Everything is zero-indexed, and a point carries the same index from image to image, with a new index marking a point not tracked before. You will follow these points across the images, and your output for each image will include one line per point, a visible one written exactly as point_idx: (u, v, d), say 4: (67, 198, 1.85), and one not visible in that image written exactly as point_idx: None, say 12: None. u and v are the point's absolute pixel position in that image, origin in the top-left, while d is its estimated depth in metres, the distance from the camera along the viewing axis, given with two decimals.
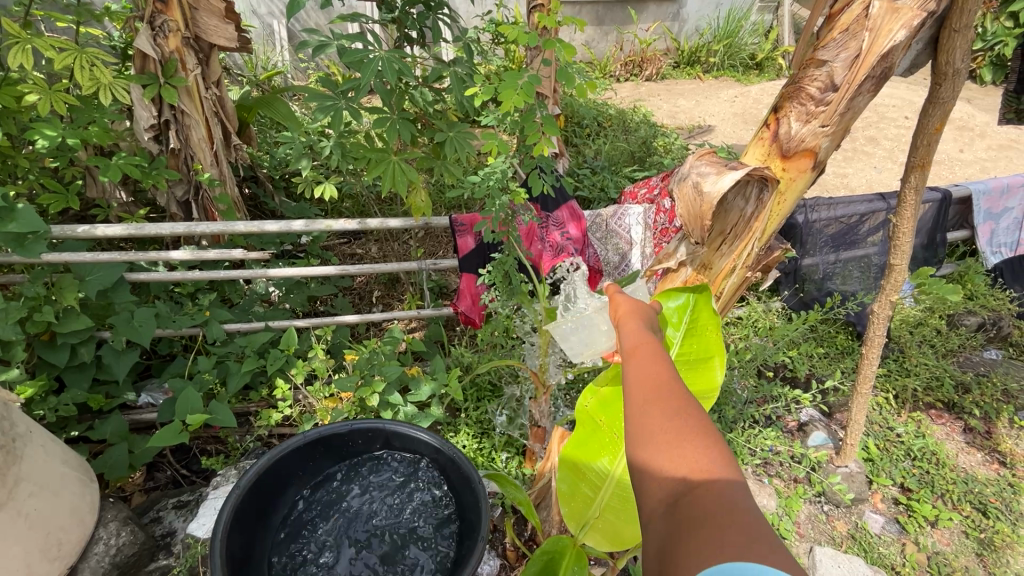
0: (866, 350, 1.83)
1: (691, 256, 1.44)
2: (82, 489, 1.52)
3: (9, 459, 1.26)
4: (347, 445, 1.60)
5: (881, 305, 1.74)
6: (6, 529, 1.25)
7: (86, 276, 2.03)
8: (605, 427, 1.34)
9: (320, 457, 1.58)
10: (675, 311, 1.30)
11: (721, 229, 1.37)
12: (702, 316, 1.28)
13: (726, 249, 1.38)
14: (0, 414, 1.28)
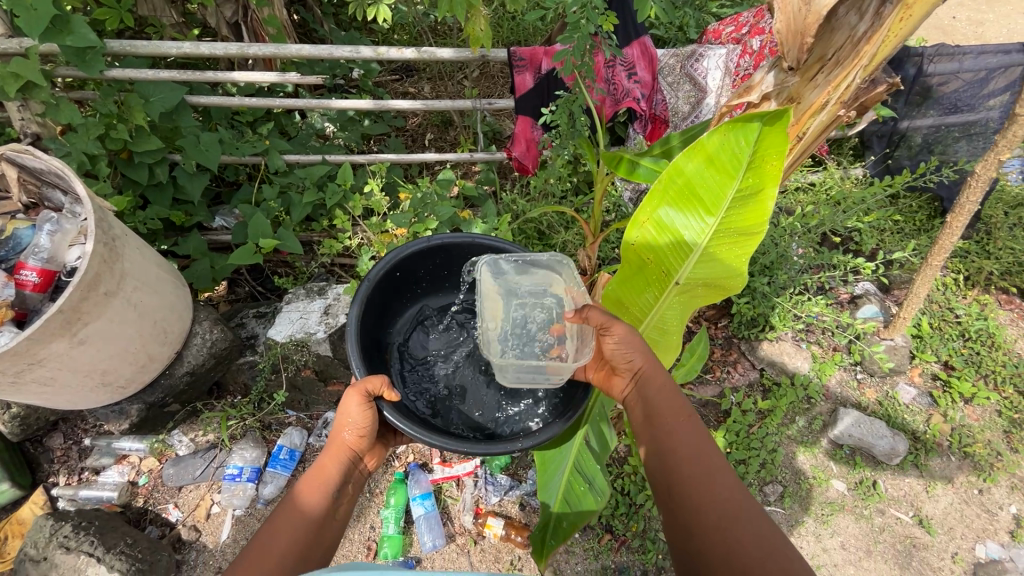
0: (949, 220, 1.64)
1: (778, 87, 1.16)
2: (178, 291, 1.73)
3: (113, 255, 1.40)
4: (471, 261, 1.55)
5: (984, 166, 1.50)
6: (121, 313, 1.45)
7: (150, 97, 2.06)
8: (651, 264, 1.10)
9: (443, 271, 1.58)
10: (737, 134, 0.97)
11: (822, 53, 1.07)
12: (771, 145, 0.94)
13: (822, 78, 1.08)
14: (98, 217, 1.40)
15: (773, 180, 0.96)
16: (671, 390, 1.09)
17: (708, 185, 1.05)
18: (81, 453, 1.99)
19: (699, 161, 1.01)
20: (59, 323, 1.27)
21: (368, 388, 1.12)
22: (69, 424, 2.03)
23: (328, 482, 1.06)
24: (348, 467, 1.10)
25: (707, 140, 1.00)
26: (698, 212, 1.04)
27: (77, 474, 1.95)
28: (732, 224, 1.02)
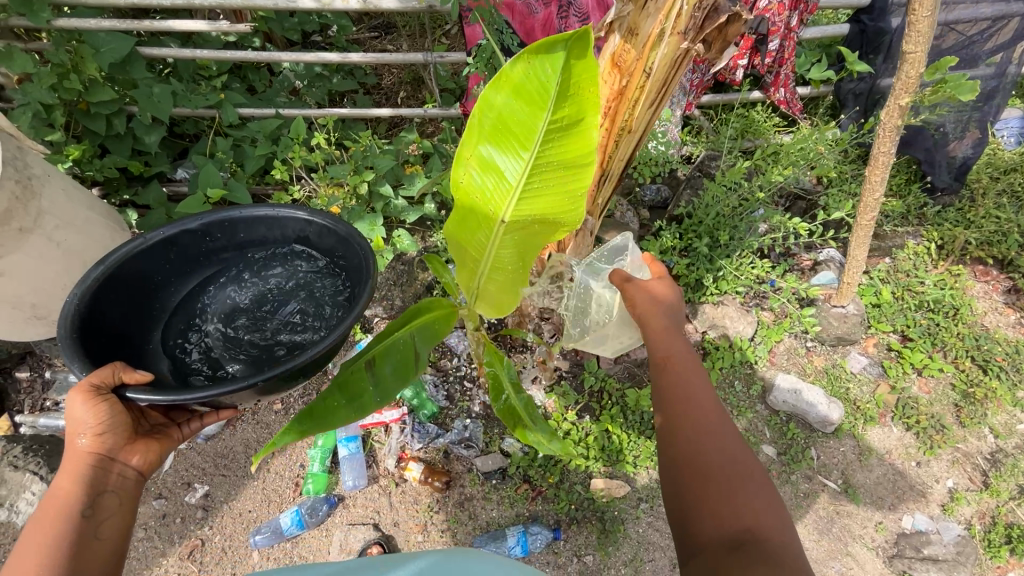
0: (868, 171, 1.74)
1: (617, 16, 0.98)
2: (113, 233, 1.81)
3: (28, 193, 1.48)
4: (211, 244, 1.48)
5: (886, 115, 1.59)
6: (42, 249, 1.54)
7: (100, 47, 2.11)
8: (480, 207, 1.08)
9: (191, 260, 1.47)
10: (541, 62, 0.90)
11: None
12: (582, 75, 0.88)
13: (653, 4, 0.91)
14: (14, 156, 1.47)
15: (593, 112, 0.92)
16: (670, 332, 1.15)
17: (521, 117, 0.97)
18: (44, 385, 2.15)
19: (507, 93, 0.95)
20: None
21: (95, 380, 1.02)
22: (33, 359, 2.18)
23: (70, 499, 0.94)
24: (98, 474, 0.98)
25: (512, 70, 0.93)
26: (512, 149, 1.01)
27: (39, 404, 2.12)
28: (553, 154, 0.99)
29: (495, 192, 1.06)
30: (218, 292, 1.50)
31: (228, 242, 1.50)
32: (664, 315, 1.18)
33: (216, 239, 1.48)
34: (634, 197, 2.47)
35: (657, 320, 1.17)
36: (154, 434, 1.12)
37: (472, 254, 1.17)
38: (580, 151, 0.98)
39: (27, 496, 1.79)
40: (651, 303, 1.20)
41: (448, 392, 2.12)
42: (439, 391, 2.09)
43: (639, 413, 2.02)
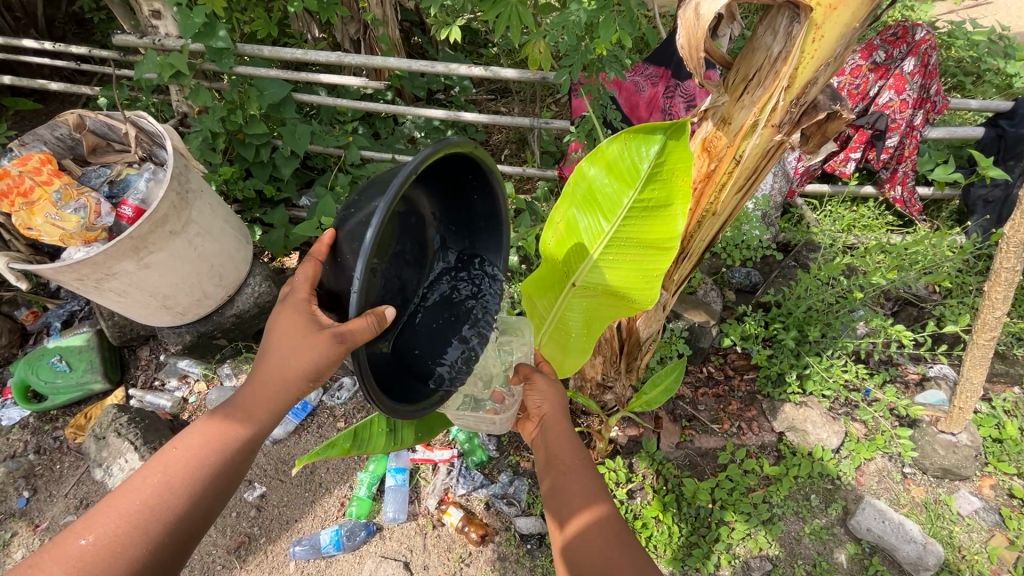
0: (988, 288, 1.58)
1: (710, 109, 1.01)
2: (238, 245, 2.08)
3: (183, 203, 1.76)
4: (462, 183, 1.23)
5: (1013, 226, 1.44)
6: (182, 251, 1.81)
7: (264, 91, 2.51)
8: (557, 267, 1.20)
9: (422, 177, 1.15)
10: (638, 143, 0.97)
11: (745, 75, 0.93)
12: (677, 162, 0.95)
13: (747, 99, 0.93)
14: (179, 172, 1.77)
15: (680, 198, 0.98)
16: (570, 439, 1.16)
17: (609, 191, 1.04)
18: (157, 365, 2.45)
19: (600, 168, 1.04)
20: (129, 247, 1.64)
21: (353, 336, 0.91)
22: (155, 341, 2.51)
23: (247, 427, 0.99)
24: (279, 411, 1.02)
25: (608, 147, 1.01)
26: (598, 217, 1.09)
27: (150, 381, 2.41)
28: (634, 232, 1.06)
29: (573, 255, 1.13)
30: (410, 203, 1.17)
31: (465, 190, 1.24)
32: (563, 423, 1.19)
33: (473, 184, 1.23)
34: (720, 277, 2.40)
35: (557, 431, 1.18)
36: None
37: (539, 312, 1.28)
38: (664, 233, 1.03)
39: (121, 462, 2.04)
40: (549, 410, 1.21)
41: (500, 443, 2.11)
42: (491, 441, 2.10)
43: (695, 506, 1.89)
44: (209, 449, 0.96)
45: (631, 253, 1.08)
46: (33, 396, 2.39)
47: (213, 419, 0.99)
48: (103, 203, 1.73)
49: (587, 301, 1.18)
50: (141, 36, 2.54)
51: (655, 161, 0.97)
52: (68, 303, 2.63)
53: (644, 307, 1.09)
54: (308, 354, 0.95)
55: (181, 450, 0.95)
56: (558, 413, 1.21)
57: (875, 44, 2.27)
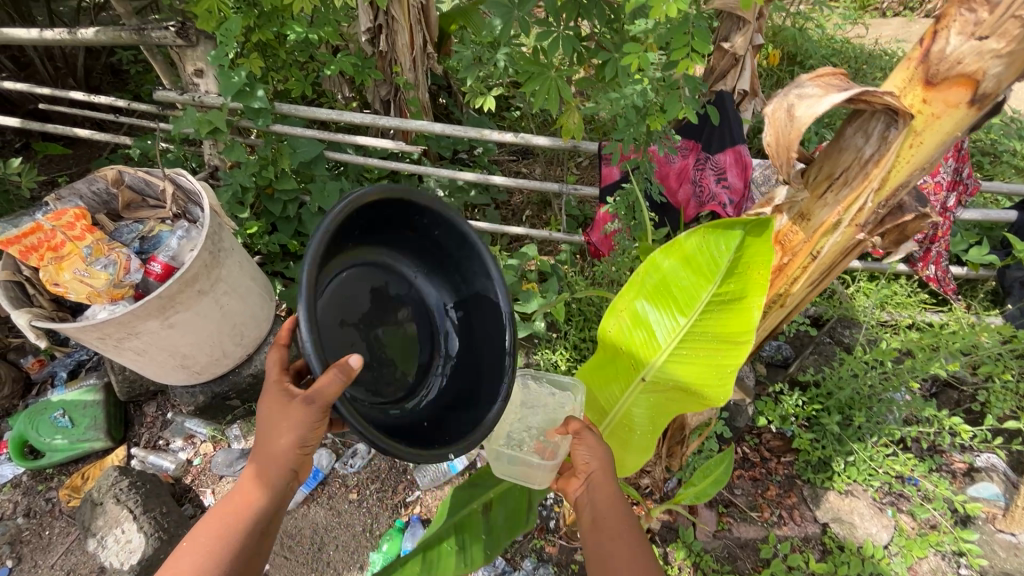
0: None
1: (788, 201, 1.13)
2: (263, 302, 2.02)
3: (214, 262, 1.72)
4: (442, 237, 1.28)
5: None
6: (208, 310, 1.75)
7: (297, 148, 2.55)
8: (623, 357, 1.19)
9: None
10: (719, 238, 0.97)
11: (829, 172, 1.06)
12: (757, 255, 0.94)
13: (831, 196, 1.06)
14: (213, 230, 1.74)
15: (758, 291, 0.96)
16: (617, 503, 1.09)
17: (687, 284, 1.04)
18: (163, 423, 2.34)
19: (674, 260, 1.04)
20: (156, 307, 1.58)
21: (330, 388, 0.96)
22: (163, 397, 2.41)
23: (251, 511, 1.08)
24: (278, 494, 1.10)
25: (685, 241, 1.03)
26: (670, 309, 1.10)
27: (154, 440, 2.29)
28: (711, 325, 1.05)
29: (644, 350, 1.13)
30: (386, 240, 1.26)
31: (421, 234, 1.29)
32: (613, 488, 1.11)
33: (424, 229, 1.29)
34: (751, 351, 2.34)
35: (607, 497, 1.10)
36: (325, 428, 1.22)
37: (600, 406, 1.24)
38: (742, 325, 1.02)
39: (117, 533, 1.89)
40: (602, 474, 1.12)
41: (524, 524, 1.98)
42: None
43: None
44: (209, 558, 1.03)
45: (704, 350, 1.06)
46: (29, 452, 2.26)
47: (214, 516, 1.08)
48: (133, 259, 1.69)
49: (655, 397, 1.15)
50: (181, 93, 2.63)
51: (732, 254, 0.97)
52: (76, 352, 2.55)
53: (717, 404, 1.07)
54: (286, 424, 1.04)
55: (185, 561, 1.02)
56: (604, 470, 1.13)
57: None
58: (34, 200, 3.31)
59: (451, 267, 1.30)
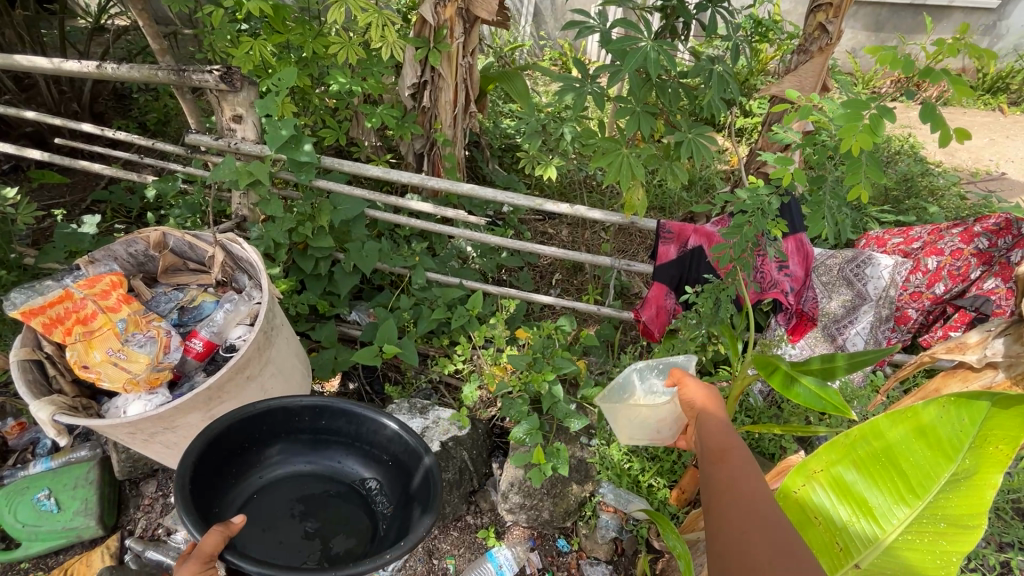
0: None
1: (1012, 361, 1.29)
2: (302, 381, 1.80)
3: (266, 342, 1.52)
4: (326, 417, 1.45)
5: None
6: (253, 396, 1.53)
7: (339, 205, 2.39)
8: (828, 531, 1.18)
9: (224, 453, 1.36)
10: (959, 413, 1.14)
11: None
12: (995, 429, 1.09)
13: None
14: (268, 306, 1.54)
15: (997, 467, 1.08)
16: (727, 431, 1.11)
17: (916, 460, 1.16)
18: (163, 508, 2.03)
19: (909, 430, 1.18)
20: (202, 398, 1.37)
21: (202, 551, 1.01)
22: (164, 475, 2.11)
23: None
24: None
25: (922, 412, 1.17)
26: (897, 483, 1.17)
27: (151, 529, 1.98)
28: (943, 509, 1.11)
29: (860, 528, 1.16)
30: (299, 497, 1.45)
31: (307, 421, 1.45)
32: (754, 472, 1.00)
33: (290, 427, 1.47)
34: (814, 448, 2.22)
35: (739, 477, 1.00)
36: None
37: None
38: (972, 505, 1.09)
39: None
40: (737, 451, 1.04)
41: None
42: None
43: None
44: None
45: (941, 532, 1.10)
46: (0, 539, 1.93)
47: None
48: (173, 335, 1.47)
49: None
50: (215, 138, 2.44)
51: (972, 428, 1.12)
52: None
53: None
54: None
55: None
56: (716, 410, 1.19)
57: (977, 231, 2.27)
58: (24, 235, 3.02)
59: (413, 478, 1.37)
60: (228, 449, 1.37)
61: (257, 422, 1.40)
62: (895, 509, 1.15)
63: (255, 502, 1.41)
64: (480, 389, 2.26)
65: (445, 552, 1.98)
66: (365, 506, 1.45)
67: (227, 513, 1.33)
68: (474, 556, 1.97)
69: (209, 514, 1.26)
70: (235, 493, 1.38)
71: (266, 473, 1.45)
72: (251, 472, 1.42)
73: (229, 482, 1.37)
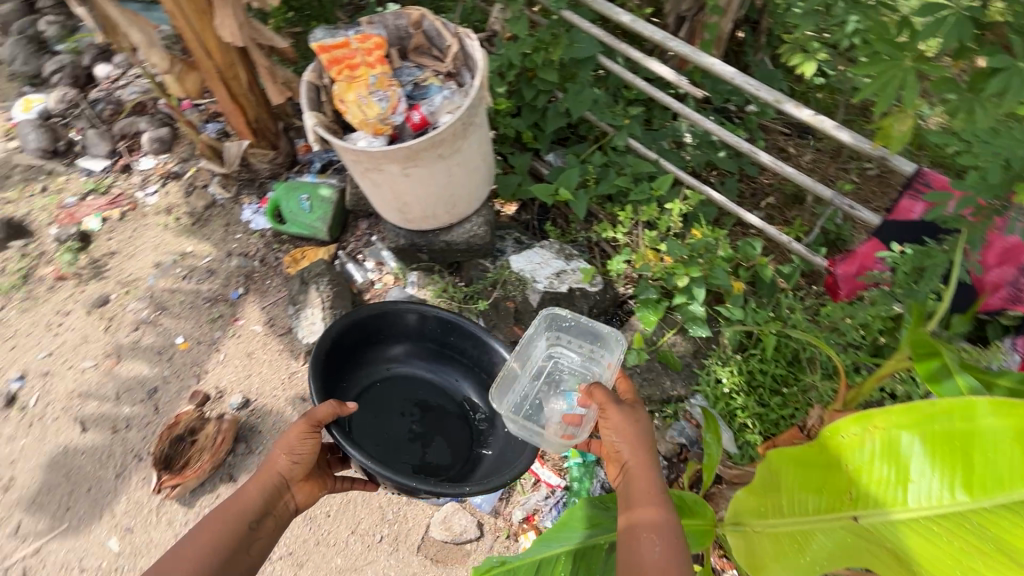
0: None
1: None
2: (482, 184, 2.09)
3: (462, 133, 1.78)
4: (451, 335, 2.03)
5: None
6: (439, 174, 1.86)
7: (576, 43, 2.41)
8: (847, 479, 1.19)
9: (370, 334, 2.00)
10: None
11: None
12: None
13: None
14: (473, 102, 1.77)
15: None
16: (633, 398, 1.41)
17: (997, 460, 1.04)
18: (366, 242, 2.67)
19: (1007, 424, 1.03)
20: (404, 154, 1.72)
21: (317, 414, 1.48)
22: (375, 220, 2.73)
23: (250, 504, 1.37)
24: (271, 498, 1.40)
25: None
26: (957, 470, 1.07)
27: (355, 252, 2.64)
28: (991, 515, 1.02)
29: (884, 491, 1.13)
30: (415, 395, 2.08)
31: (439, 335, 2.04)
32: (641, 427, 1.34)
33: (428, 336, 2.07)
34: None
35: (640, 473, 1.26)
36: (317, 477, 1.55)
37: (783, 502, 1.26)
38: None
39: (308, 311, 2.35)
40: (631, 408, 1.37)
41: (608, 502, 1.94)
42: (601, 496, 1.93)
43: None
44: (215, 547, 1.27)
45: (969, 533, 1.03)
46: None
47: (224, 517, 1.33)
48: (402, 101, 1.81)
49: (864, 546, 1.12)
50: None
51: None
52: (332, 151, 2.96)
53: None
54: (290, 447, 1.44)
55: (200, 545, 1.27)
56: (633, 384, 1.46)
57: None
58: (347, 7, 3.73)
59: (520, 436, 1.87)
60: (369, 341, 2.00)
61: (394, 323, 2.01)
62: (937, 491, 1.08)
63: (382, 386, 2.07)
64: (626, 265, 2.32)
65: None
66: (466, 423, 2.04)
67: (355, 388, 1.99)
68: None
69: (340, 385, 1.92)
70: (369, 377, 2.04)
71: (393, 368, 2.09)
72: (384, 364, 2.07)
73: (365, 366, 2.03)
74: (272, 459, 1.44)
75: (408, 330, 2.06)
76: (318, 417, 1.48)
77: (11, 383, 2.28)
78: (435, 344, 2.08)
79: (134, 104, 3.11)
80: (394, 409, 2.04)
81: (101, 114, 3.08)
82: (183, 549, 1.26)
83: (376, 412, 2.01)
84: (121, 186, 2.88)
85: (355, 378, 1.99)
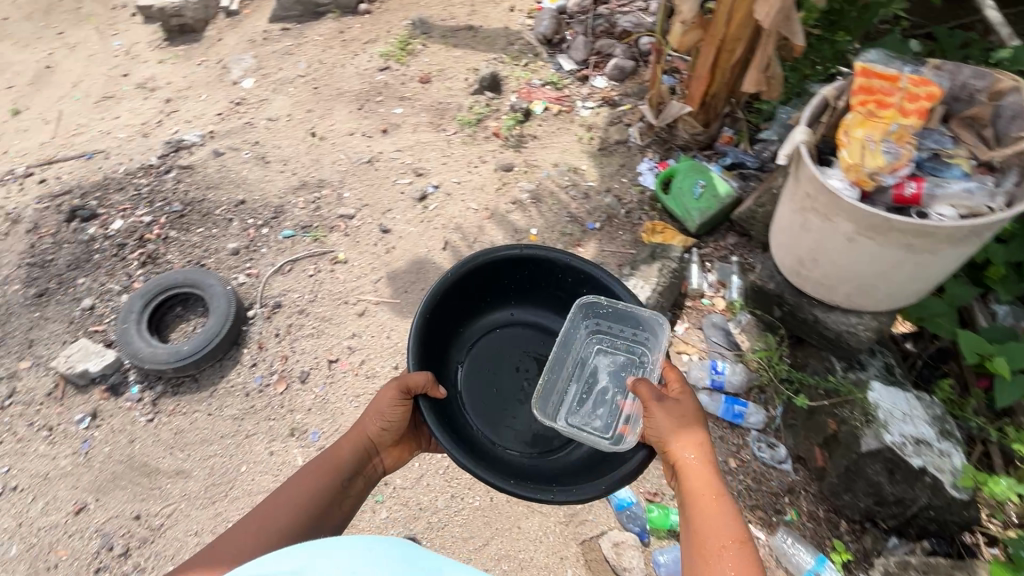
0: None
1: None
2: (914, 294, 1.70)
3: (960, 240, 1.43)
4: (573, 282, 1.80)
5: None
6: (891, 261, 1.55)
7: None
8: None
9: (483, 281, 1.79)
10: None
11: None
12: None
13: None
14: (1006, 218, 1.39)
15: None
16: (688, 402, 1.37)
17: None
18: (722, 256, 2.53)
19: None
20: (876, 224, 1.47)
21: (407, 384, 1.49)
22: (744, 243, 2.55)
23: (339, 462, 1.47)
24: (360, 456, 1.51)
25: None
26: None
27: (708, 257, 2.53)
28: None
29: None
30: (529, 352, 1.90)
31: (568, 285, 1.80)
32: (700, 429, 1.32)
33: (552, 285, 1.84)
34: None
35: (698, 472, 1.26)
36: (406, 440, 1.64)
37: None
38: None
39: (634, 280, 2.30)
40: (687, 410, 1.34)
41: None
42: None
43: None
44: (305, 497, 1.38)
45: None
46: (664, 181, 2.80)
47: (311, 470, 1.43)
48: (911, 161, 1.52)
49: None
50: None
51: None
52: (750, 155, 2.82)
53: None
54: (380, 410, 1.51)
55: (291, 492, 1.37)
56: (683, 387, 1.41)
57: None
58: None
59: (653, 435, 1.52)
60: (479, 287, 1.80)
61: (512, 269, 1.80)
62: None
63: (494, 335, 1.90)
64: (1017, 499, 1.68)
65: (797, 505, 1.91)
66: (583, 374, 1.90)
67: (461, 341, 1.83)
68: (812, 539, 1.85)
69: (447, 339, 1.77)
70: (477, 329, 1.87)
71: (508, 315, 1.91)
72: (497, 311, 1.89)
73: (473, 316, 1.85)
74: (364, 424, 1.52)
75: (526, 276, 1.83)
76: (408, 389, 1.49)
77: (428, 187, 2.84)
78: (568, 290, 1.83)
79: (623, 31, 3.44)
80: (502, 365, 1.86)
81: (595, 27, 3.49)
82: (280, 493, 1.36)
83: (482, 368, 1.84)
84: (572, 90, 3.29)
85: (461, 329, 1.83)
